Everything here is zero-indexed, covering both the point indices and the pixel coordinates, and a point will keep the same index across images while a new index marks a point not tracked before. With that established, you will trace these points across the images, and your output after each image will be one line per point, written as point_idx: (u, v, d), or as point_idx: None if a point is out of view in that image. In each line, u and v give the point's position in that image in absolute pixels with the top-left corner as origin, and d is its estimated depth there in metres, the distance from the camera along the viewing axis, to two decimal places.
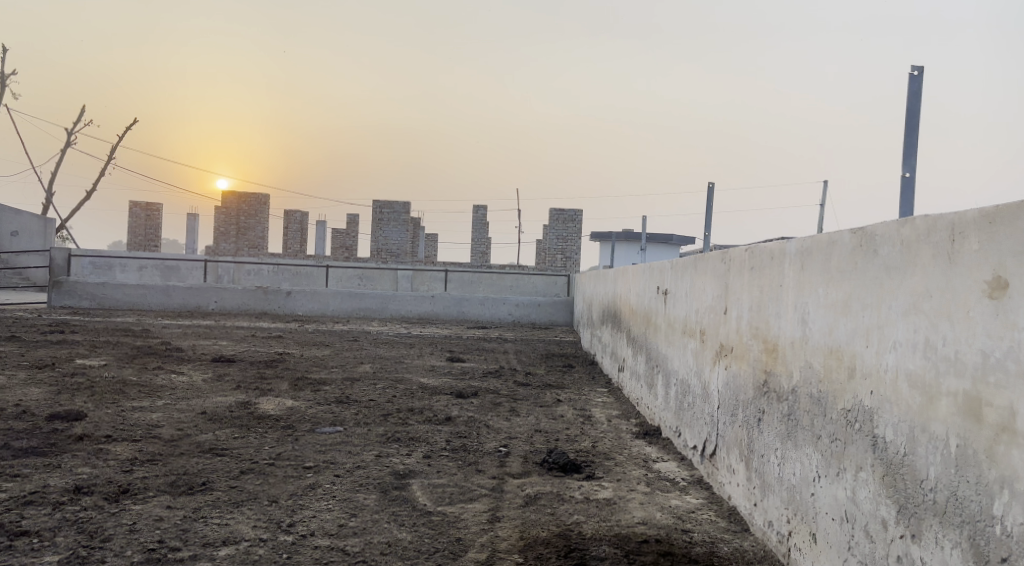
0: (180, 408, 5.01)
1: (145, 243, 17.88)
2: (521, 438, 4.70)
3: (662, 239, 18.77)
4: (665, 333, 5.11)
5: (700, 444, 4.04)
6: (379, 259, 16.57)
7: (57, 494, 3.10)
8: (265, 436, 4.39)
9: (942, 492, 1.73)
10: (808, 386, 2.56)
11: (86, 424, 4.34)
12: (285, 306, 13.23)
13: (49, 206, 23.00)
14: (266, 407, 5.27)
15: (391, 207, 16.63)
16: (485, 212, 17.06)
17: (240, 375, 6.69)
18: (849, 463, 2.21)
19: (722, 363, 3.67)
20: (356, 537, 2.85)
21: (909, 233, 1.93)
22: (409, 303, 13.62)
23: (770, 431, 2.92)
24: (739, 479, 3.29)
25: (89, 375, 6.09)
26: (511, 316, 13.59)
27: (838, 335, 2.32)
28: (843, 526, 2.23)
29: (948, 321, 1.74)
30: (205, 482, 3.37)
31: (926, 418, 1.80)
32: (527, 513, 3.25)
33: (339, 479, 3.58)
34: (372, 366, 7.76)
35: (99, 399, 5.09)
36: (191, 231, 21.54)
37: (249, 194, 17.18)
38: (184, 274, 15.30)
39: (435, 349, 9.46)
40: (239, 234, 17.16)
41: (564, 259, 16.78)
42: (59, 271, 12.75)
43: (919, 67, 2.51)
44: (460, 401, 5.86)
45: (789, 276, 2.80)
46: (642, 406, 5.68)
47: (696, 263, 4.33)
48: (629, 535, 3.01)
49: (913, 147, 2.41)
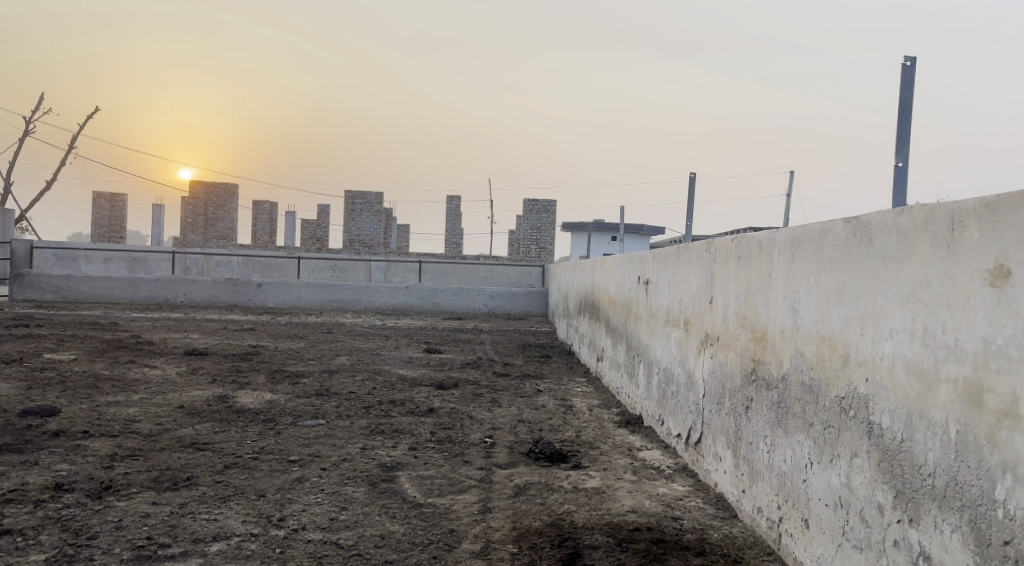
0: (157, 403, 4.92)
1: (109, 235, 17.49)
2: (505, 428, 4.70)
3: (635, 229, 18.88)
4: (646, 322, 5.14)
5: (684, 432, 4.08)
6: (351, 250, 16.43)
7: (37, 492, 3.02)
8: (246, 430, 4.33)
9: (941, 477, 1.77)
10: (798, 373, 2.59)
11: (61, 420, 4.24)
12: (256, 298, 13.04)
13: (8, 196, 22.36)
14: (245, 401, 5.20)
15: (363, 198, 16.47)
16: (459, 202, 16.96)
17: (216, 368, 6.59)
18: (843, 450, 2.24)
19: (708, 352, 3.70)
20: (348, 530, 2.83)
21: (906, 223, 1.97)
22: (384, 294, 13.53)
23: (759, 419, 2.96)
24: (726, 467, 3.33)
25: (60, 369, 5.95)
26: (486, 307, 13.57)
27: (831, 323, 2.35)
28: (837, 511, 2.27)
29: (947, 309, 1.78)
30: (190, 477, 3.32)
31: (924, 405, 1.84)
32: (518, 503, 3.25)
33: (326, 472, 3.55)
34: (349, 358, 7.70)
35: (73, 394, 4.97)
36: (157, 222, 21.12)
37: (217, 184, 16.87)
38: (151, 266, 15.03)
39: (412, 341, 9.42)
40: (208, 225, 16.87)
41: (538, 250, 16.78)
42: (21, 263, 12.41)
43: (911, 58, 2.53)
44: (441, 393, 5.85)
45: (778, 266, 2.83)
46: (623, 395, 5.72)
47: (680, 253, 4.36)
48: (621, 523, 3.04)
49: (905, 137, 2.45)
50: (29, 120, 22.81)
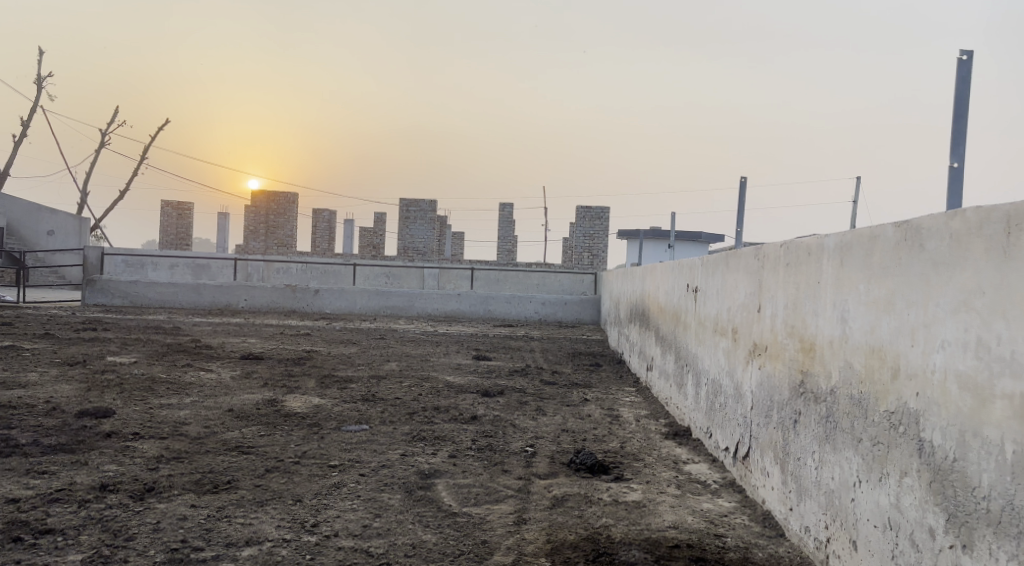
0: (208, 406, 5.03)
1: (176, 242, 18.14)
2: (547, 437, 4.63)
3: (691, 237, 18.53)
4: (695, 332, 4.98)
5: (731, 446, 3.94)
6: (405, 257, 16.63)
7: (83, 492, 3.10)
8: (290, 434, 4.38)
9: (996, 501, 1.64)
10: (847, 387, 2.45)
11: (114, 422, 4.38)
12: (313, 304, 13.30)
13: (84, 206, 23.44)
14: (293, 405, 5.26)
15: (418, 205, 16.65)
16: (511, 209, 16.96)
17: (268, 373, 6.71)
18: (893, 468, 2.10)
19: (755, 362, 3.56)
20: (380, 538, 2.81)
21: (960, 226, 1.84)
22: (436, 300, 13.61)
23: (807, 434, 2.81)
24: (775, 483, 3.18)
25: (120, 372, 6.15)
26: (537, 314, 13.53)
27: (880, 333, 2.22)
28: (886, 534, 2.13)
29: (1003, 319, 1.64)
30: (230, 481, 3.36)
31: (978, 422, 1.70)
32: (554, 515, 3.18)
33: (363, 478, 3.55)
34: (398, 364, 7.75)
35: (128, 396, 5.13)
36: (222, 230, 21.81)
37: (277, 193, 17.33)
38: (214, 273, 15.51)
39: (462, 347, 9.43)
40: (269, 233, 17.31)
41: (591, 257, 16.67)
42: (93, 269, 12.99)
43: (968, 50, 2.37)
44: (486, 400, 5.81)
45: (827, 273, 2.69)
46: (671, 406, 5.58)
47: (728, 259, 4.21)
48: (660, 539, 2.93)
49: (962, 135, 2.29)
50: (104, 132, 24.07)
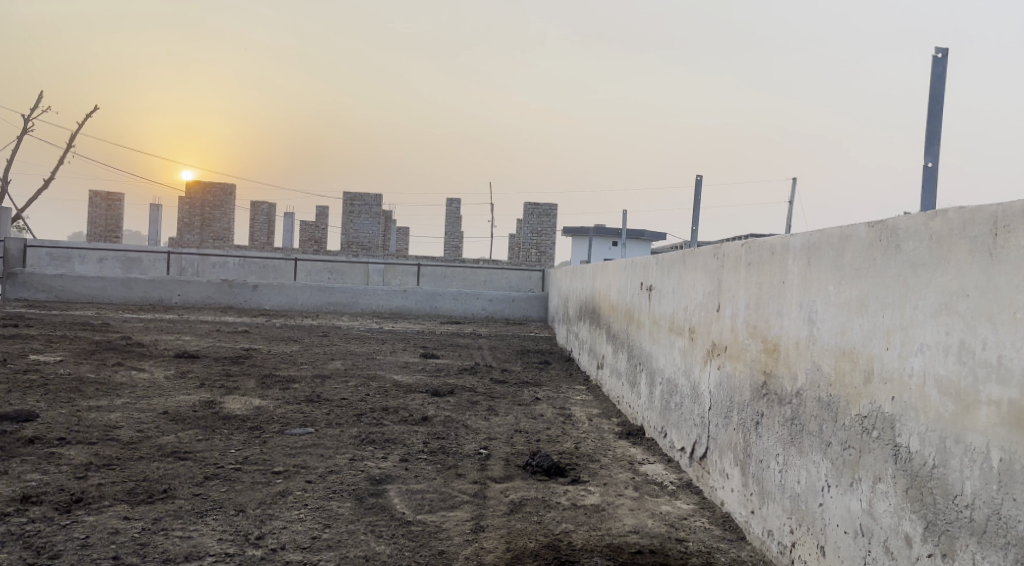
0: (141, 408, 4.74)
1: (105, 234, 17.30)
2: (500, 438, 4.53)
3: (635, 235, 18.78)
4: (649, 330, 4.95)
5: (687, 446, 3.90)
6: (349, 252, 16.29)
7: (2, 505, 2.84)
8: (231, 438, 4.15)
9: (981, 510, 1.60)
10: (815, 389, 2.41)
11: (39, 426, 4.07)
12: (252, 299, 12.87)
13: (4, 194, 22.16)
14: (232, 407, 5.00)
15: (362, 199, 16.32)
16: (458, 205, 16.79)
17: (205, 372, 6.40)
18: (865, 473, 2.07)
19: (714, 362, 3.52)
20: (331, 551, 2.65)
21: (941, 227, 1.80)
22: (381, 297, 13.35)
23: (770, 436, 2.78)
24: (734, 485, 3.15)
25: (43, 371, 5.76)
26: (485, 311, 13.41)
27: (852, 336, 2.18)
28: (857, 540, 2.09)
29: (989, 324, 1.61)
30: (167, 490, 3.14)
31: (961, 428, 1.67)
32: (512, 521, 3.07)
33: (311, 485, 3.36)
34: (343, 363, 7.52)
35: (52, 398, 4.78)
36: (154, 223, 20.95)
37: (213, 184, 16.72)
38: (146, 266, 14.84)
39: (408, 345, 9.24)
40: (204, 225, 16.70)
41: (538, 253, 16.63)
42: (14, 262, 12.26)
43: (943, 50, 2.35)
44: (435, 400, 5.66)
45: (793, 273, 2.65)
46: (623, 405, 5.53)
47: (685, 258, 4.18)
48: (622, 545, 2.85)
49: (935, 136, 2.27)
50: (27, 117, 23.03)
